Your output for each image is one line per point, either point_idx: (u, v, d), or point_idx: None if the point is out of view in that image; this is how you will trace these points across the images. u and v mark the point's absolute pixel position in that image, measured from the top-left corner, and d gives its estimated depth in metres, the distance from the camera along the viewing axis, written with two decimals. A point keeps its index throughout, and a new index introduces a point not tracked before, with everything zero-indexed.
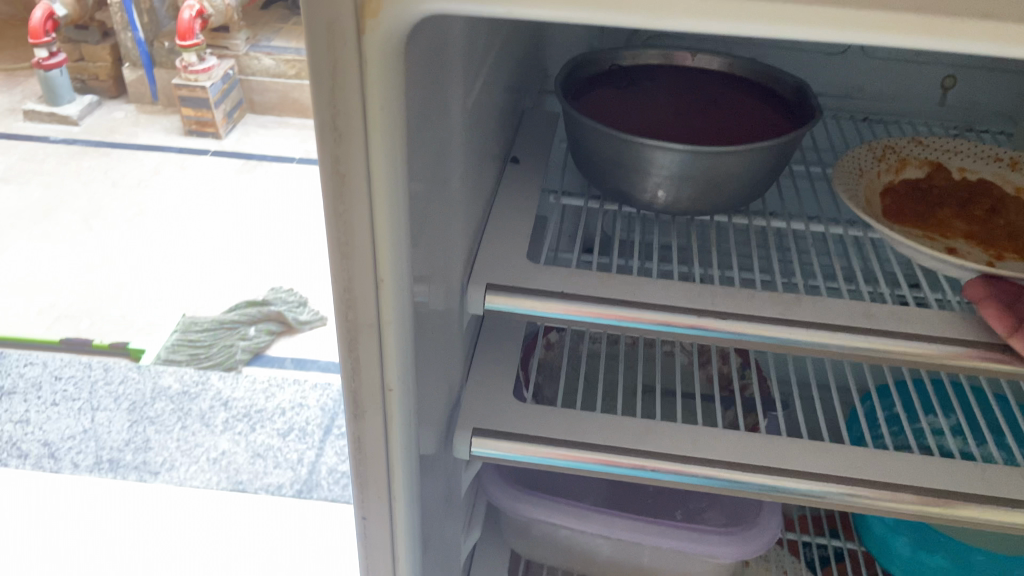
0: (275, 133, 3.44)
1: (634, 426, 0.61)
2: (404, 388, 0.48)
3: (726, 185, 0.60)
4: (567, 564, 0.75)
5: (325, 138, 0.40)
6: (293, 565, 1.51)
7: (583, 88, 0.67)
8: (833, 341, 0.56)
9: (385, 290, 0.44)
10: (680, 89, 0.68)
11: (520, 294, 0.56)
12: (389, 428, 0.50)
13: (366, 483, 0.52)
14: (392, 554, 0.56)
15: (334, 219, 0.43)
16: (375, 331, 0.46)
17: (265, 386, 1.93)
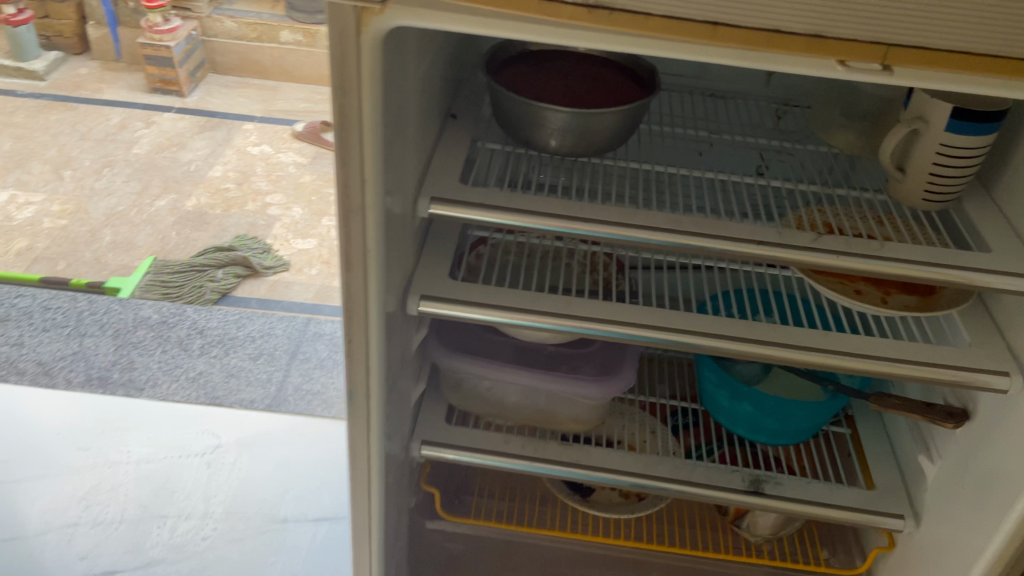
0: (236, 93, 3.61)
1: (531, 294, 0.89)
2: (379, 252, 0.71)
3: (599, 136, 0.88)
4: (487, 411, 1.01)
5: (336, 90, 0.62)
6: (265, 465, 1.78)
7: (503, 64, 0.94)
8: (655, 237, 0.85)
9: (370, 186, 0.66)
10: (572, 65, 0.95)
11: (454, 206, 0.83)
12: (369, 280, 0.72)
13: (352, 319, 0.74)
14: (368, 375, 0.78)
15: (339, 140, 0.65)
16: (361, 213, 0.68)
17: (236, 319, 2.17)
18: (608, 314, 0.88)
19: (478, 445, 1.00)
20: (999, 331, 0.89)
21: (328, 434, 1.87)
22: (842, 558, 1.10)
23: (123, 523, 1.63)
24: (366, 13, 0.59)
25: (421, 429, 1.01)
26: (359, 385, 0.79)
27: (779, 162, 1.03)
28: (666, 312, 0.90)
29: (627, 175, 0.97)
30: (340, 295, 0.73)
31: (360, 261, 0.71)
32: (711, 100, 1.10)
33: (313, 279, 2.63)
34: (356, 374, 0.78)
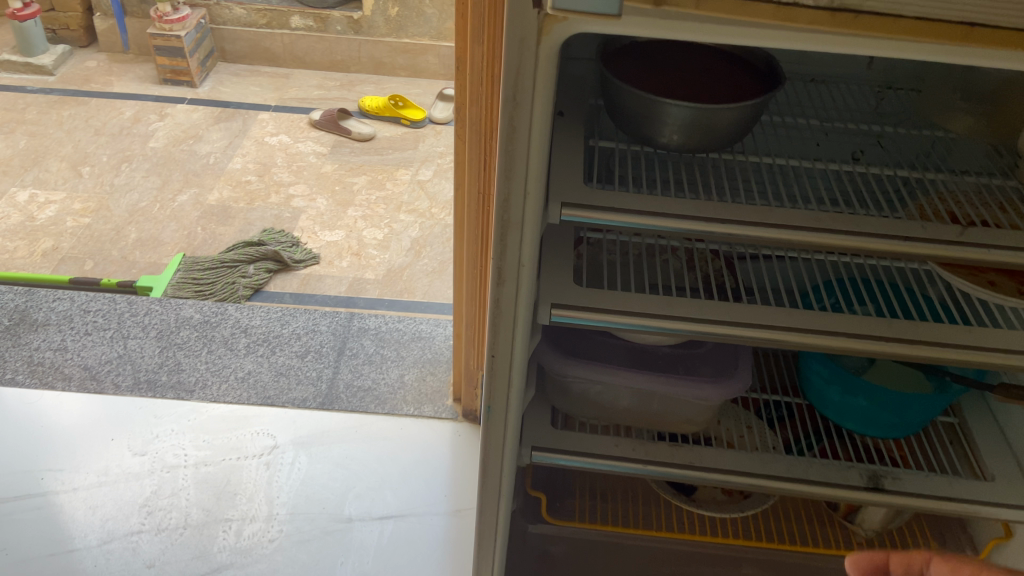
0: (248, 82, 3.54)
1: (660, 298, 0.85)
2: (533, 267, 0.70)
3: (722, 132, 0.86)
4: (596, 414, 0.99)
5: (506, 104, 0.62)
6: (324, 464, 1.76)
7: (613, 58, 0.91)
8: (791, 237, 0.82)
9: (531, 201, 0.66)
10: (683, 59, 0.93)
11: (585, 210, 0.80)
12: (519, 294, 0.72)
13: (497, 332, 0.74)
14: (508, 385, 0.78)
15: (503, 153, 0.64)
16: (520, 228, 0.68)
17: (279, 316, 2.14)
18: (739, 317, 0.85)
19: (590, 450, 0.98)
20: None
21: (383, 431, 1.86)
22: (955, 547, 1.26)
23: (187, 529, 1.61)
24: (545, 25, 0.58)
25: (529, 436, 0.98)
26: (499, 392, 0.79)
27: (877, 151, 1.03)
28: (796, 311, 0.87)
29: (753, 171, 0.98)
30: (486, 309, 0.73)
31: (512, 276, 0.71)
32: (814, 86, 1.10)
33: (345, 271, 2.59)
34: (498, 383, 0.78)
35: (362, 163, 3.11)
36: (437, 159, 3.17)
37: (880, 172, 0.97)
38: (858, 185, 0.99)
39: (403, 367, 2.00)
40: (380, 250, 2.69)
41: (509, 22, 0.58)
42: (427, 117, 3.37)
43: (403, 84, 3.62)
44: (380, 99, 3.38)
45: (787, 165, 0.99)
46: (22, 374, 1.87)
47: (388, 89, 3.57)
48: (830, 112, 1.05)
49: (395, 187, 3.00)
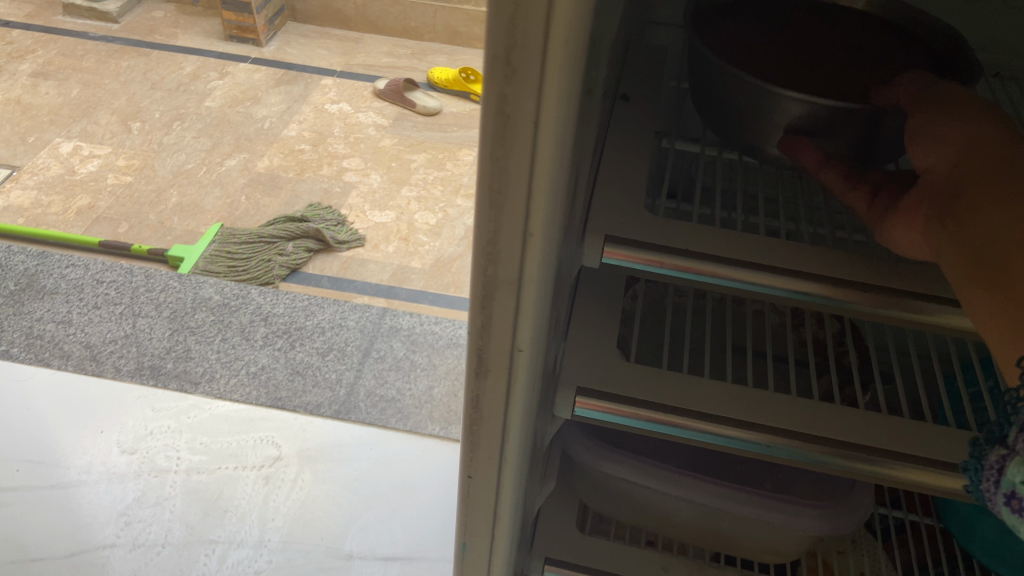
0: (316, 44, 3.34)
1: (747, 395, 0.60)
2: (535, 349, 0.46)
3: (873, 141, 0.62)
4: (642, 521, 0.73)
5: (495, 73, 0.35)
6: (330, 485, 1.53)
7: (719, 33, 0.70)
8: (939, 315, 0.57)
9: (534, 246, 0.41)
10: (822, 46, 0.71)
11: (642, 250, 0.56)
12: (513, 383, 0.47)
13: (479, 429, 0.50)
14: (495, 494, 0.54)
15: (490, 162, 0.39)
16: (515, 288, 0.43)
17: (305, 305, 1.92)
18: (871, 439, 0.58)
19: (626, 574, 0.71)
20: None
21: (402, 452, 1.61)
22: None
23: (165, 548, 1.41)
24: None
25: (544, 541, 0.73)
26: (481, 501, 0.55)
27: None
28: (960, 433, 0.59)
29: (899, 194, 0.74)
30: (464, 399, 0.49)
31: (499, 363, 0.46)
32: (998, 81, 0.86)
33: (389, 257, 2.36)
34: (479, 493, 0.54)
35: (424, 139, 2.87)
36: None
37: None
38: None
39: (434, 379, 1.76)
40: (431, 237, 2.44)
41: None
42: None
43: (478, 57, 3.35)
44: (451, 71, 3.13)
45: None
46: (18, 348, 1.71)
47: (462, 61, 3.31)
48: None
49: (456, 168, 2.75)
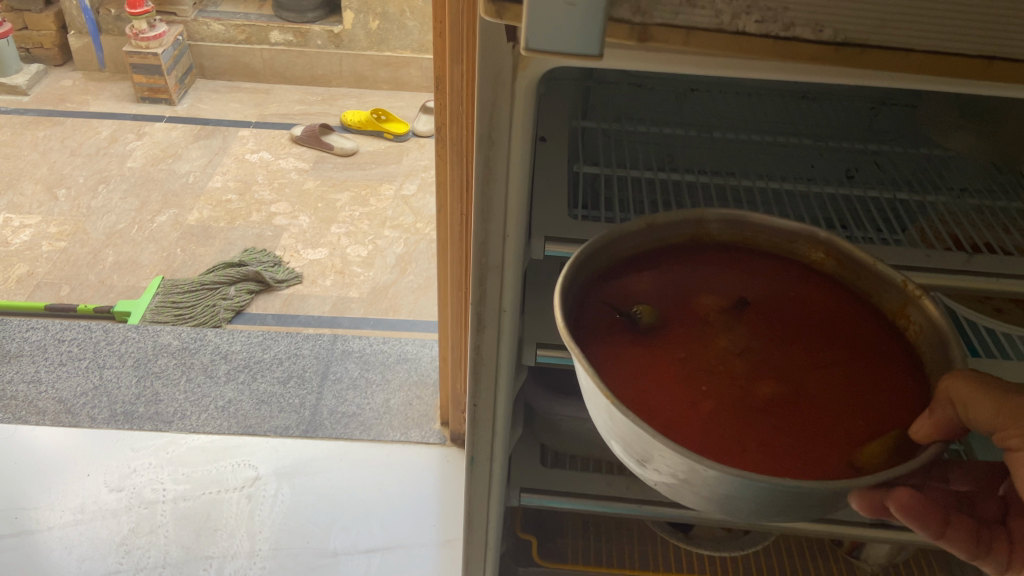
0: (228, 98, 3.49)
1: None
2: (515, 310, 0.65)
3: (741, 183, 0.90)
4: (589, 448, 0.96)
5: (483, 144, 0.56)
6: (307, 495, 1.70)
7: (590, 330, 0.66)
8: None
9: (512, 242, 0.61)
10: (677, 288, 0.71)
11: (571, 244, 0.73)
12: (502, 335, 0.67)
13: (479, 374, 0.70)
14: (494, 421, 0.75)
15: (480, 196, 0.59)
16: (500, 269, 0.63)
17: (260, 340, 2.08)
18: None
19: (583, 490, 0.94)
20: None
21: (369, 458, 1.80)
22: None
23: (166, 568, 1.55)
24: (521, 59, 0.52)
25: (518, 474, 0.95)
26: (484, 431, 0.75)
27: (873, 169, 0.93)
28: None
29: (726, 193, 0.89)
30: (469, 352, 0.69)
31: (493, 320, 0.66)
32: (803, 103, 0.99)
33: (328, 290, 2.53)
34: (483, 426, 0.74)
35: (345, 178, 3.06)
36: (422, 173, 3.12)
37: (882, 194, 0.87)
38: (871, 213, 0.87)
39: (389, 392, 1.95)
40: (365, 267, 2.63)
41: (480, 60, 0.52)
42: (409, 131, 3.33)
43: (386, 97, 3.57)
44: (362, 113, 3.34)
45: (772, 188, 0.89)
46: None
47: (371, 103, 3.52)
48: (802, 126, 0.97)
49: (380, 203, 2.95)
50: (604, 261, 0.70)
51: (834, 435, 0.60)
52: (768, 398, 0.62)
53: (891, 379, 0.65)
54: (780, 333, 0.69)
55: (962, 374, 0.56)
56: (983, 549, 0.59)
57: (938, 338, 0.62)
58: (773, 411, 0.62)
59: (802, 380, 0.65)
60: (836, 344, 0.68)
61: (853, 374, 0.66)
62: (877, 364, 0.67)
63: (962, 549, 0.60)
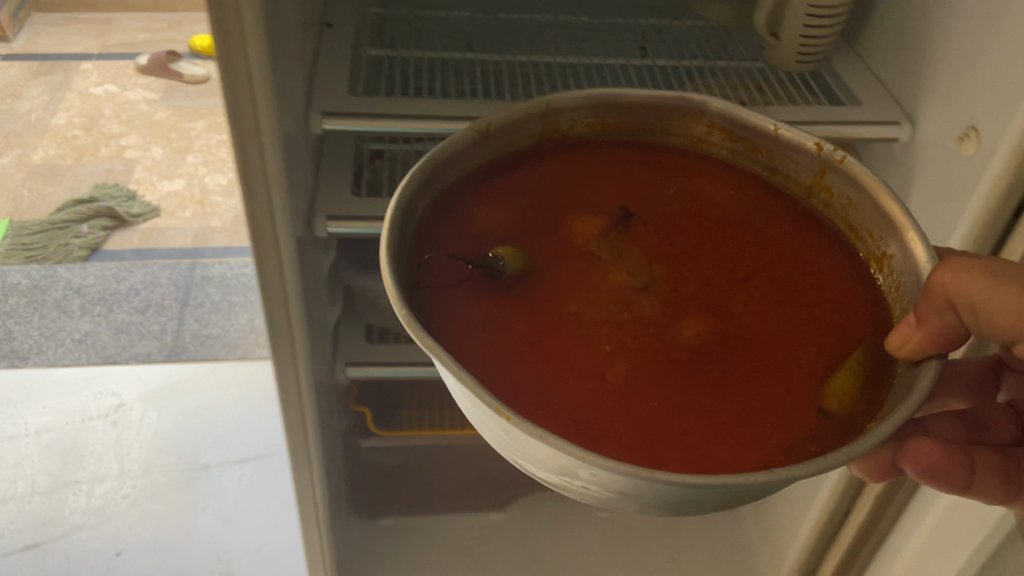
0: (66, 30, 3.28)
1: None
2: (280, 175, 0.67)
3: (519, 58, 0.94)
4: None
5: (211, 5, 0.57)
6: (175, 416, 1.72)
7: (457, 285, 0.61)
8: None
9: (261, 106, 0.63)
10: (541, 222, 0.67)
11: (348, 120, 0.78)
12: (273, 202, 0.68)
13: (260, 246, 0.70)
14: (285, 296, 0.75)
15: (221, 61, 0.60)
16: (255, 135, 0.64)
17: (114, 272, 2.06)
18: None
19: (404, 360, 1.00)
20: (873, 179, 0.92)
21: (236, 375, 1.83)
22: None
23: (35, 496, 1.55)
24: None
25: (344, 351, 1.02)
26: (277, 310, 0.76)
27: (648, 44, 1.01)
28: None
29: (510, 66, 0.94)
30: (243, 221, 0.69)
31: (262, 189, 0.67)
32: None
33: (188, 222, 2.48)
34: (274, 301, 0.74)
35: (199, 108, 2.97)
36: None
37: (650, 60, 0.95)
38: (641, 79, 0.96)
39: (253, 313, 1.98)
40: (226, 197, 2.59)
41: None
42: None
43: None
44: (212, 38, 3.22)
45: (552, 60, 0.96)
46: None
47: None
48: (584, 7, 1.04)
49: None
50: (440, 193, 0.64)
51: (780, 373, 0.57)
52: (696, 336, 0.58)
53: (833, 282, 0.64)
54: (682, 248, 0.65)
55: (1021, 293, 0.55)
56: (1014, 487, 0.69)
57: (885, 222, 0.61)
58: (704, 353, 0.57)
59: (713, 299, 0.62)
60: (743, 250, 0.66)
61: (778, 289, 0.63)
62: (801, 270, 0.65)
63: (996, 496, 0.69)
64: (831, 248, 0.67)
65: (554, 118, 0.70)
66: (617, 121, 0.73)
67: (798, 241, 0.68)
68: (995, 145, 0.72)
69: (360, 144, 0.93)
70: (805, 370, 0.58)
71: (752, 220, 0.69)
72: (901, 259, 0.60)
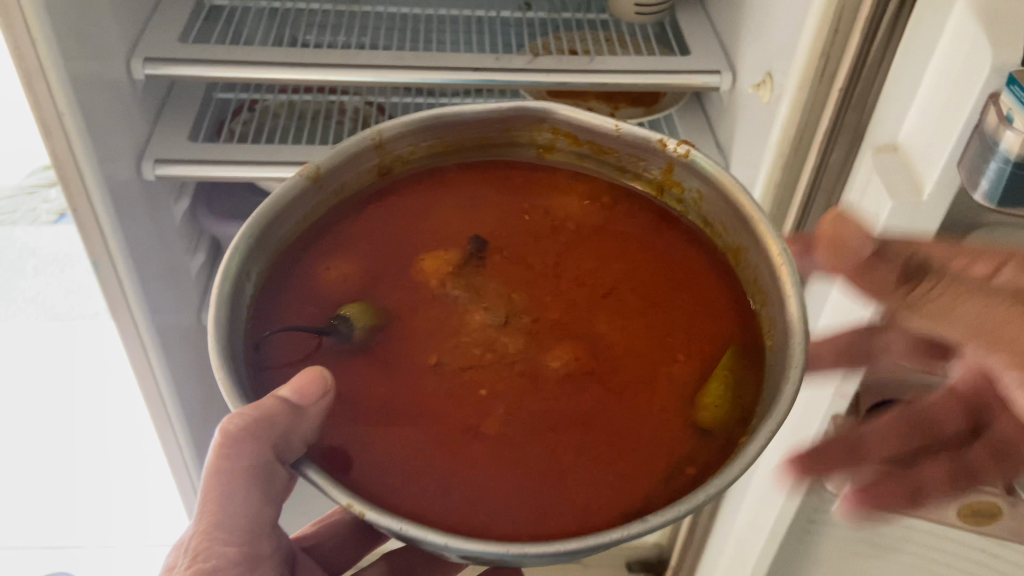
0: None
1: (277, 149, 0.88)
2: (73, 113, 0.70)
3: (365, 9, 0.99)
4: None
5: None
6: None
7: (293, 368, 0.47)
8: (391, 78, 0.83)
9: (40, 45, 0.65)
10: (387, 248, 0.54)
11: (168, 66, 0.80)
12: (72, 141, 0.72)
13: (67, 183, 0.74)
14: (101, 234, 0.79)
15: None
16: (41, 73, 0.67)
17: None
18: None
19: None
20: (711, 129, 0.94)
21: None
22: None
23: None
24: None
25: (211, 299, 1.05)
26: (98, 251, 0.80)
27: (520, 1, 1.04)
28: None
29: (372, 22, 0.99)
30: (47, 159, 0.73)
31: (58, 129, 0.71)
32: None
33: None
34: (91, 238, 0.78)
35: None
36: None
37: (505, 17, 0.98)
38: (497, 35, 0.99)
39: None
40: None
41: None
42: None
43: None
44: None
45: (414, 17, 1.00)
46: None
47: None
48: None
49: None
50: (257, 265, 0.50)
51: (666, 411, 0.47)
52: (563, 365, 0.47)
53: (706, 283, 0.53)
54: (549, 269, 0.53)
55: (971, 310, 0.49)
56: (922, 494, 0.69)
57: (740, 218, 0.51)
58: (571, 391, 0.47)
59: (581, 322, 0.50)
60: (621, 260, 0.54)
61: (669, 312, 0.51)
62: (690, 289, 0.53)
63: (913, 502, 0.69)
64: (699, 247, 0.55)
65: (388, 148, 0.55)
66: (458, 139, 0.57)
67: (670, 241, 0.56)
68: (784, 90, 0.72)
69: (212, 94, 0.97)
70: (672, 388, 0.48)
71: (628, 225, 0.57)
72: (777, 311, 0.48)
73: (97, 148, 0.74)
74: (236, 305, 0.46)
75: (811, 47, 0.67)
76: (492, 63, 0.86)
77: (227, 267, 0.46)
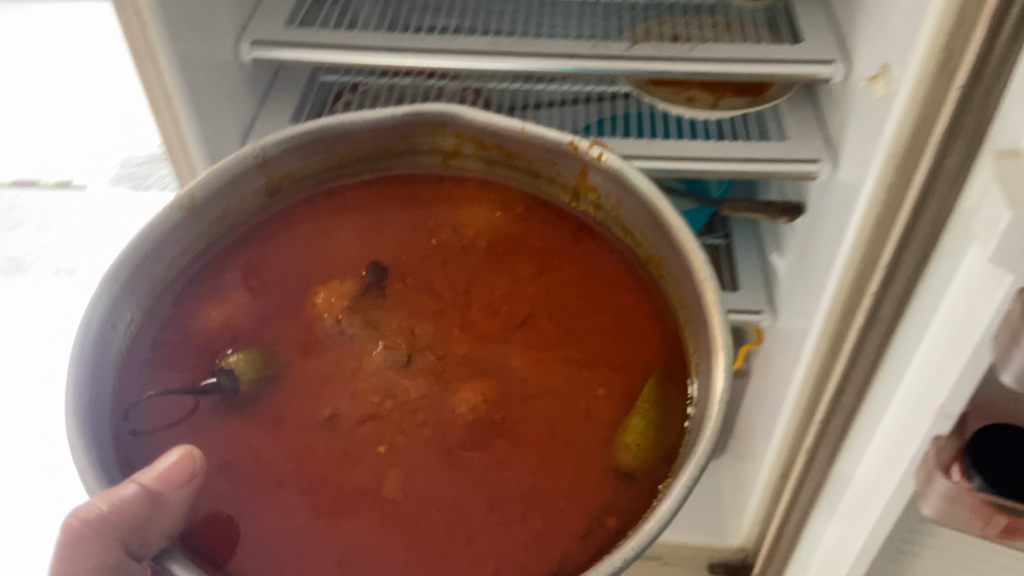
0: None
1: None
2: (178, 93, 0.74)
3: None
4: None
5: None
6: None
7: (173, 426, 0.59)
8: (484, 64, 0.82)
9: (149, 28, 0.69)
10: (304, 273, 0.68)
11: (274, 50, 0.82)
12: (178, 118, 0.76)
13: (172, 152, 0.80)
14: None
15: None
16: (150, 55, 0.71)
17: None
18: None
19: None
20: (821, 124, 0.89)
21: None
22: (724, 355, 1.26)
23: None
24: None
25: None
26: None
27: None
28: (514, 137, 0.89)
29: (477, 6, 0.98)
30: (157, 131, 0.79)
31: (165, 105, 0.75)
32: None
33: None
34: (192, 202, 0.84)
35: None
36: None
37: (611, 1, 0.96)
38: (603, 19, 0.97)
39: None
40: None
41: None
42: None
43: None
44: None
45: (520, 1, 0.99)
46: None
47: None
48: None
49: None
50: (132, 318, 0.62)
51: (572, 432, 0.60)
52: (470, 407, 0.60)
53: (616, 296, 0.68)
54: (454, 296, 0.67)
55: None
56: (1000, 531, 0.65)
57: (670, 240, 0.61)
58: (482, 422, 0.60)
59: (487, 354, 0.64)
60: (529, 297, 0.68)
61: (582, 335, 0.65)
62: (609, 297, 0.68)
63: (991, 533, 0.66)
64: (610, 258, 0.70)
65: (272, 165, 0.68)
66: (360, 155, 0.73)
67: (579, 257, 0.70)
68: (900, 84, 0.67)
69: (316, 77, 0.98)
70: (593, 429, 0.60)
71: (534, 258, 0.70)
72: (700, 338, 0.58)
73: (202, 126, 0.78)
74: (100, 369, 0.57)
75: (935, 35, 0.63)
76: (589, 49, 0.83)
77: (91, 326, 0.57)
